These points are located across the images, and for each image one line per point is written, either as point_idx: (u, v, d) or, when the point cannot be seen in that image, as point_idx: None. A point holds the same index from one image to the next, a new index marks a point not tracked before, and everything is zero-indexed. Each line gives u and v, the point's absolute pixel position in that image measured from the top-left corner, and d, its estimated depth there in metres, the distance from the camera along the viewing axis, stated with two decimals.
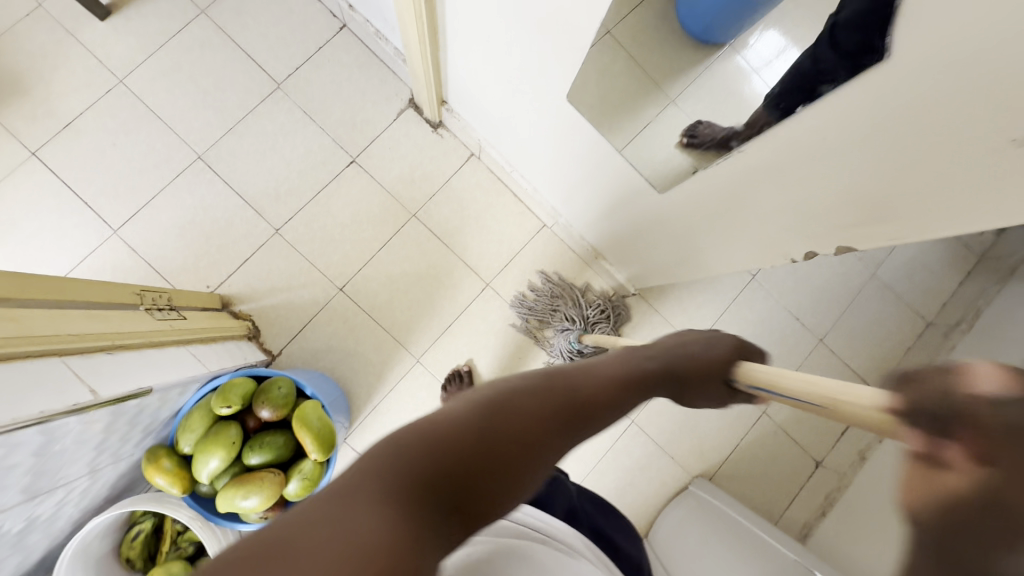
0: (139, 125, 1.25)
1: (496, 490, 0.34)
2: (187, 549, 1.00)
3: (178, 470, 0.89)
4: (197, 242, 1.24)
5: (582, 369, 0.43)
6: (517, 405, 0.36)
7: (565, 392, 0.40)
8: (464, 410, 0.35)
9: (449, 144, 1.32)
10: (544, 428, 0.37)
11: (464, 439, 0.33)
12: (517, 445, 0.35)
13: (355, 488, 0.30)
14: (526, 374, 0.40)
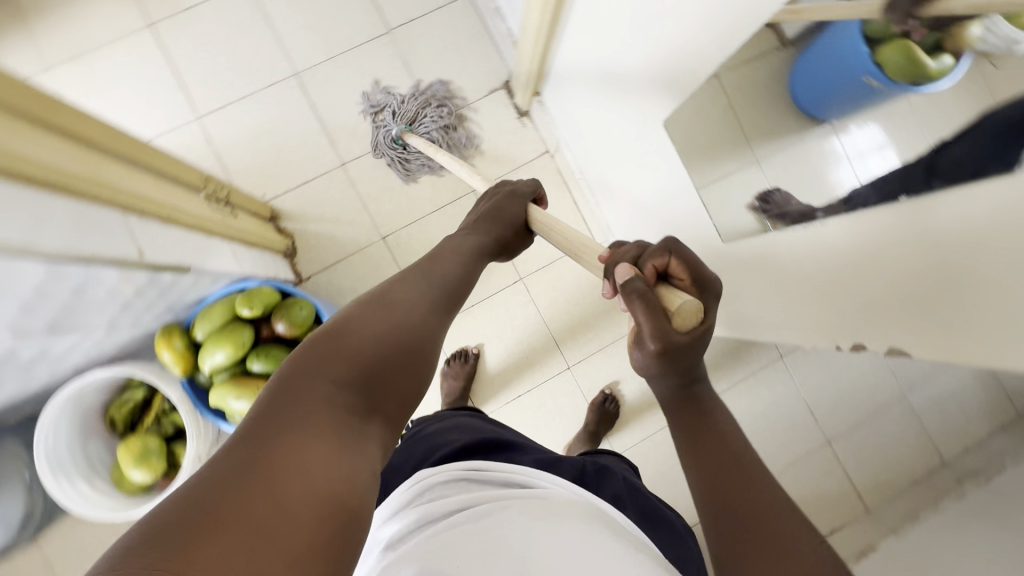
0: (251, 28, 1.30)
1: (396, 370, 0.47)
2: (167, 430, 1.00)
3: (185, 352, 0.92)
4: (267, 152, 1.28)
5: (434, 286, 0.59)
6: (355, 327, 0.48)
7: (425, 299, 0.56)
8: (350, 326, 0.48)
9: (528, 135, 1.33)
10: (412, 320, 0.52)
11: (360, 346, 0.46)
12: (378, 349, 0.47)
13: (264, 423, 0.37)
14: (391, 291, 0.55)
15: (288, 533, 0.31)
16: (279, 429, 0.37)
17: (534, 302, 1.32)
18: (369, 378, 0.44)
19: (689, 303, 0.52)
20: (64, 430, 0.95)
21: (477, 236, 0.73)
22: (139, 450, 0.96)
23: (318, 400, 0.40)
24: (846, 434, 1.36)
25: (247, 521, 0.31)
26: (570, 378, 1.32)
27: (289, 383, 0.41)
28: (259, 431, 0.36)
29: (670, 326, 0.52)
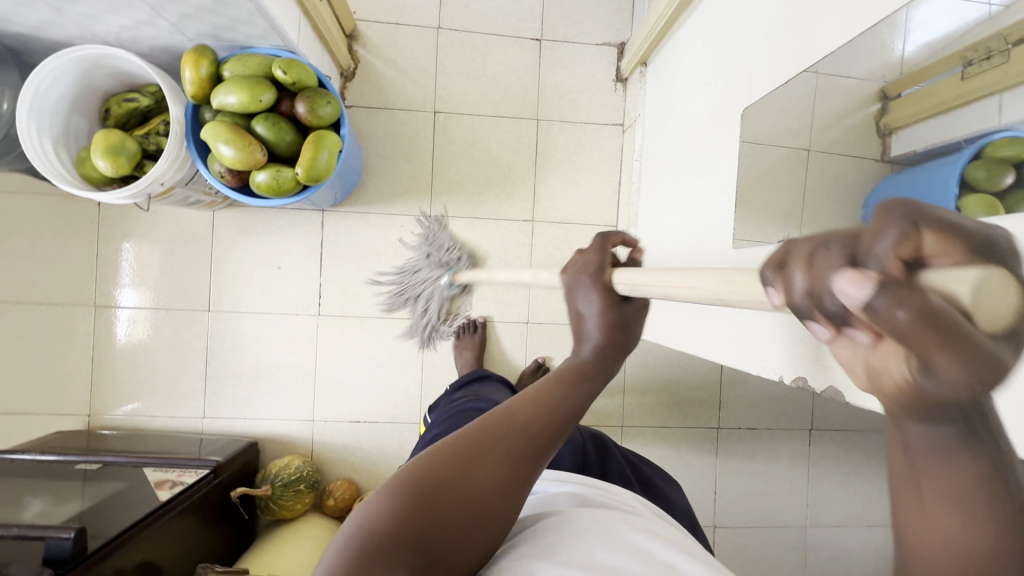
0: None
1: (461, 535, 0.38)
2: (151, 145, 0.98)
3: (206, 80, 0.91)
4: None
5: (532, 388, 0.42)
6: (528, 394, 0.41)
7: (539, 427, 0.40)
8: (438, 468, 0.38)
9: (614, 100, 1.32)
10: (502, 473, 0.39)
11: (443, 510, 0.37)
12: (535, 432, 0.40)
13: (430, 472, 0.38)
14: (503, 419, 0.40)
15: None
16: (435, 495, 0.37)
17: (532, 248, 1.30)
18: (525, 456, 0.39)
19: (990, 278, 0.19)
20: (61, 86, 0.95)
21: (591, 297, 0.45)
22: (114, 141, 0.93)
23: (459, 461, 0.38)
24: (732, 524, 1.36)
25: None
26: (523, 332, 1.30)
27: (455, 439, 0.40)
28: (405, 486, 0.37)
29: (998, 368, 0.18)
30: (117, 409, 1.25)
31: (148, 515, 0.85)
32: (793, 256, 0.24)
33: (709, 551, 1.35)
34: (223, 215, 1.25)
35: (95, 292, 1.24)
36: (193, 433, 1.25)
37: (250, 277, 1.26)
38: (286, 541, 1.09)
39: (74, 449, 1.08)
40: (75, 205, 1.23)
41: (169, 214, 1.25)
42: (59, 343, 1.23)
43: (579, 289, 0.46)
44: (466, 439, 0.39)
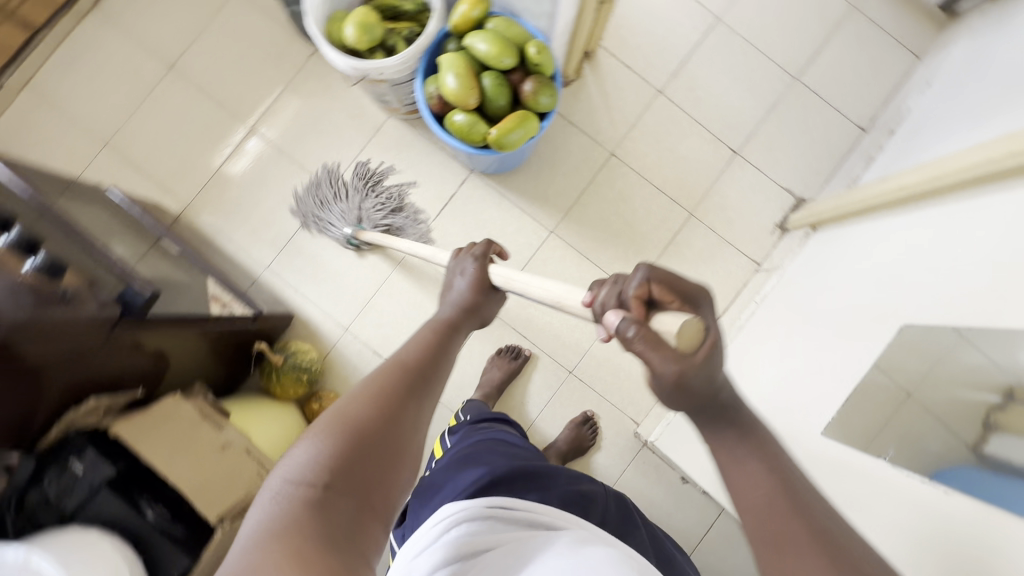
0: None
1: (384, 477, 0.48)
2: (388, 43, 1.07)
3: (473, 20, 0.99)
4: (641, 25, 1.35)
5: (408, 356, 0.59)
6: (403, 354, 0.59)
7: (412, 376, 0.56)
8: (350, 416, 0.49)
9: (766, 240, 1.33)
10: (400, 410, 0.52)
11: (361, 451, 0.47)
12: (414, 368, 0.57)
13: (346, 421, 0.49)
14: (378, 380, 0.54)
15: (350, 511, 0.44)
16: (362, 432, 0.48)
17: None
18: (415, 396, 0.54)
19: None
20: None
21: (461, 289, 0.71)
22: (368, 23, 1.02)
23: (377, 404, 0.51)
24: None
25: (334, 501, 0.44)
26: (562, 378, 1.31)
27: (362, 389, 0.53)
28: (336, 431, 0.48)
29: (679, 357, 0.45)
30: (208, 215, 1.34)
31: (197, 316, 0.90)
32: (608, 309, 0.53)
33: None
34: (393, 124, 1.34)
35: (258, 118, 1.35)
36: (249, 274, 1.31)
37: (379, 184, 1.34)
38: (263, 411, 1.11)
39: (163, 225, 1.16)
40: (294, 46, 1.35)
41: (354, 96, 1.35)
42: (204, 138, 1.34)
43: (456, 279, 0.73)
44: (374, 389, 0.53)
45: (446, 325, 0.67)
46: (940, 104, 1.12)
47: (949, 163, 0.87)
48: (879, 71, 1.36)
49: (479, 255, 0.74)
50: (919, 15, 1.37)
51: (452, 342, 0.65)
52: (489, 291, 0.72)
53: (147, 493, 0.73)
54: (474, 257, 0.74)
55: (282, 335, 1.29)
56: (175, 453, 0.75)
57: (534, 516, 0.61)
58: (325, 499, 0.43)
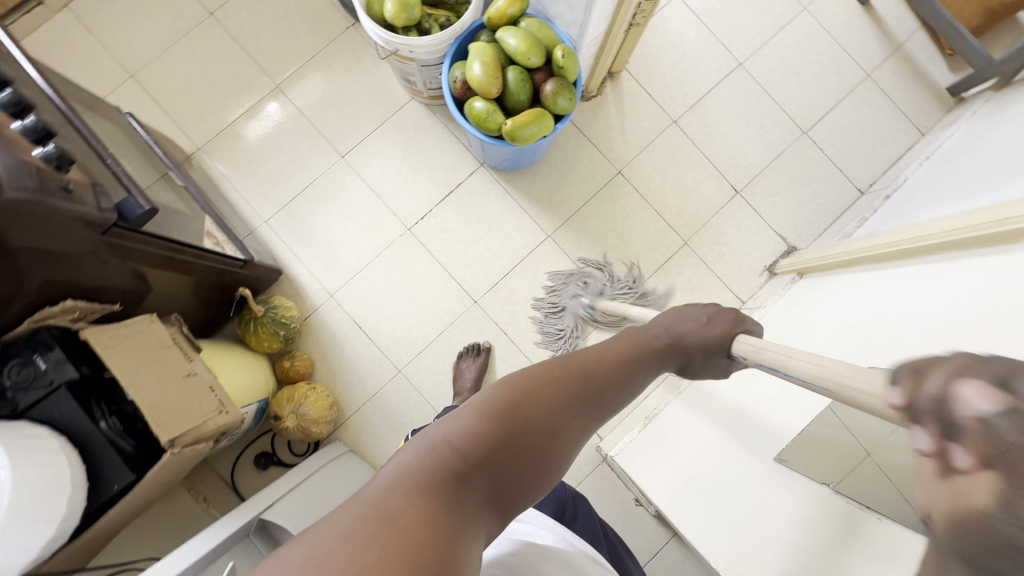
0: (771, 19, 1.44)
1: (526, 468, 0.42)
2: (423, 25, 1.11)
3: (509, 15, 1.03)
4: (667, 56, 1.41)
5: (597, 356, 0.51)
6: (588, 356, 0.50)
7: (596, 381, 0.48)
8: (523, 390, 0.44)
9: (753, 280, 1.36)
10: (571, 410, 0.44)
11: (514, 431, 0.41)
12: (600, 383, 0.48)
13: (511, 396, 0.43)
14: (556, 364, 0.47)
15: (482, 503, 0.39)
16: (528, 424, 0.42)
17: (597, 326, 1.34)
18: (591, 400, 0.46)
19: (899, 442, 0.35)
20: None
21: (687, 327, 0.65)
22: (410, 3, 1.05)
23: (553, 400, 0.44)
24: None
25: (470, 480, 0.39)
26: None
27: (546, 375, 0.45)
28: (496, 406, 0.42)
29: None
30: (217, 161, 1.35)
31: (187, 245, 0.91)
32: (933, 369, 0.34)
33: None
34: (415, 106, 1.38)
35: (285, 77, 1.38)
36: (247, 225, 1.32)
37: (390, 161, 1.37)
38: (234, 357, 1.11)
39: (172, 159, 1.17)
40: (333, 16, 1.40)
41: (382, 73, 1.39)
42: (229, 87, 1.37)
43: (700, 316, 0.67)
44: (558, 382, 0.45)
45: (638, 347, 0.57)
46: (935, 176, 1.17)
47: (934, 226, 0.90)
48: (884, 140, 1.42)
49: (716, 309, 0.69)
50: (929, 95, 1.44)
51: (647, 367, 0.55)
52: (723, 360, 0.67)
53: (104, 402, 0.73)
54: (713, 310, 0.68)
55: (267, 289, 1.29)
56: (140, 370, 0.75)
57: None
58: (460, 476, 0.39)
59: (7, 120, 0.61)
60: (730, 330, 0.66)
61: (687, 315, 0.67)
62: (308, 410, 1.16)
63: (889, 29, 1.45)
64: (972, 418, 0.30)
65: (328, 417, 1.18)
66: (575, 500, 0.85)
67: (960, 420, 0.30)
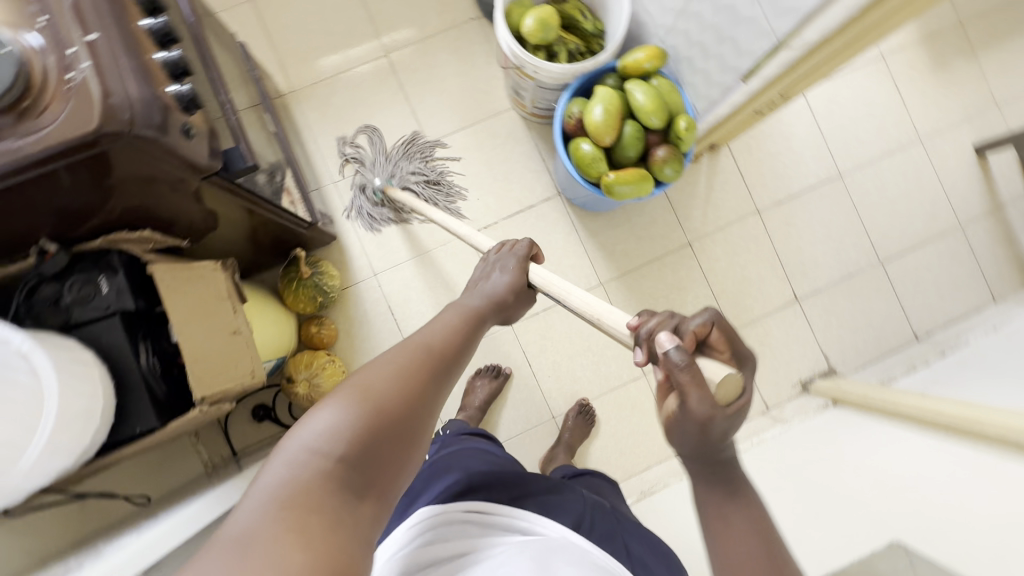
0: (884, 141, 1.41)
1: (397, 451, 0.43)
2: (553, 49, 1.09)
3: (645, 69, 1.00)
4: (772, 146, 1.38)
5: (434, 339, 0.54)
6: (422, 338, 0.53)
7: (432, 358, 0.50)
8: (376, 377, 0.45)
9: (784, 389, 1.35)
10: (418, 387, 0.46)
11: (381, 418, 0.42)
12: (440, 352, 0.52)
13: (369, 391, 0.43)
14: (398, 355, 0.48)
15: (362, 497, 0.39)
16: (388, 409, 0.43)
17: (618, 385, 1.32)
18: (430, 371, 0.49)
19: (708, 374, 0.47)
20: None
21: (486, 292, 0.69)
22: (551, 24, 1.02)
23: (401, 378, 0.46)
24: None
25: (349, 473, 0.39)
26: (543, 417, 1.30)
27: (389, 366, 0.47)
28: (354, 398, 0.42)
29: (712, 403, 0.45)
30: (306, 109, 1.34)
31: (265, 201, 0.89)
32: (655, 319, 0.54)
33: None
34: (512, 115, 1.36)
35: (395, 47, 1.36)
36: (315, 180, 1.31)
37: (472, 162, 1.35)
38: (268, 310, 1.10)
39: (268, 100, 1.16)
40: (461, 3, 1.37)
41: (491, 74, 1.37)
42: (339, 39, 1.35)
43: (495, 273, 0.74)
44: (407, 367, 0.47)
45: (474, 319, 0.61)
46: (999, 352, 1.15)
47: (998, 414, 0.87)
48: (956, 294, 1.39)
49: (519, 258, 0.76)
50: (1013, 263, 1.41)
51: (474, 337, 0.59)
52: (526, 289, 0.75)
53: (148, 340, 0.72)
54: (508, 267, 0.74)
55: (316, 250, 1.28)
56: (191, 317, 0.74)
57: (513, 520, 0.62)
58: (331, 482, 0.38)
59: (153, 50, 0.60)
60: (518, 275, 0.72)
61: (503, 273, 0.73)
62: (323, 382, 1.15)
63: (996, 187, 1.42)
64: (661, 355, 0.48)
65: None
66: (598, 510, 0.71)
67: (659, 365, 0.49)
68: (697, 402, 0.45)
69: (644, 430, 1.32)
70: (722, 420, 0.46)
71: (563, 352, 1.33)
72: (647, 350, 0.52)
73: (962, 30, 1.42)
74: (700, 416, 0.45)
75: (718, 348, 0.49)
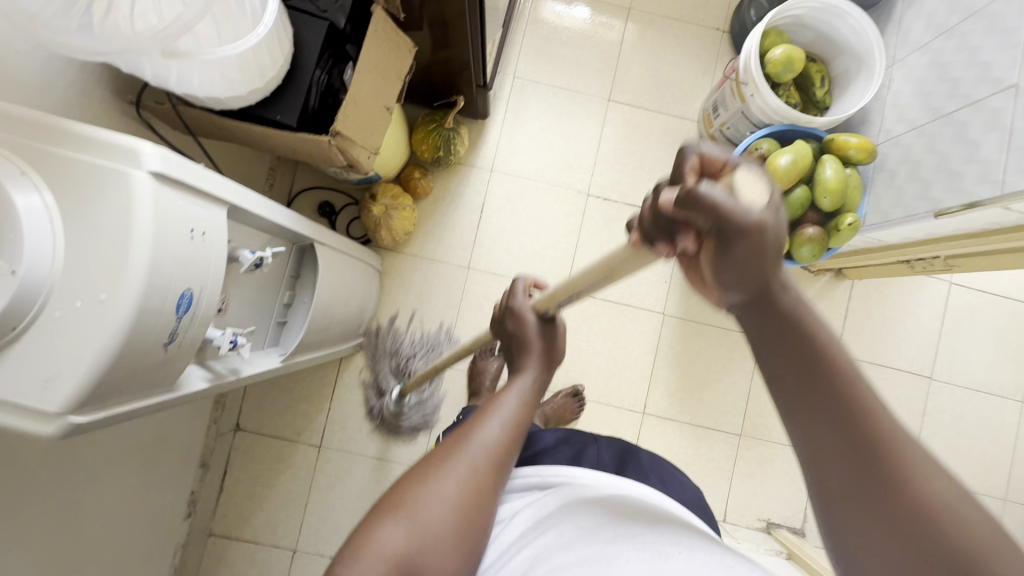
0: (990, 378, 1.35)
1: (444, 573, 0.42)
2: (779, 89, 1.09)
3: (848, 156, 1.00)
4: (890, 311, 1.35)
5: (499, 424, 0.50)
6: (475, 427, 0.49)
7: (488, 460, 0.47)
8: (426, 493, 0.44)
9: (750, 515, 1.31)
10: (466, 500, 0.45)
11: (421, 548, 0.41)
12: (497, 457, 0.48)
13: (415, 516, 0.42)
14: (449, 460, 0.46)
15: None
16: (435, 536, 0.42)
17: (614, 404, 1.32)
18: (482, 480, 0.46)
19: (752, 182, 0.32)
20: (845, 31, 1.08)
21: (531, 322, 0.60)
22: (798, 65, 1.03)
23: (456, 497, 0.44)
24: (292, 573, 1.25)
25: None
26: None
27: (447, 482, 0.45)
28: (400, 524, 0.42)
29: (742, 221, 0.32)
30: (535, 7, 1.38)
31: (479, 34, 0.93)
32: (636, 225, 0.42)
33: (254, 524, 1.24)
34: (691, 128, 1.37)
35: (639, 9, 1.39)
36: (501, 65, 1.36)
37: (632, 141, 1.37)
38: (401, 130, 1.15)
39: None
40: (718, 11, 1.39)
41: (699, 84, 1.38)
42: None
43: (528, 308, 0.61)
44: (470, 487, 0.45)
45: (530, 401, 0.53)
46: None
47: None
48: None
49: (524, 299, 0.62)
50: None
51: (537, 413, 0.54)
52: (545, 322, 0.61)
53: (330, 60, 0.76)
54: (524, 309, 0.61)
55: (461, 118, 1.33)
56: (373, 69, 0.78)
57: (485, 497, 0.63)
58: None
59: None
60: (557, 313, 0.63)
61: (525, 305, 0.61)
62: (395, 218, 1.20)
63: None
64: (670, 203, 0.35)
65: (399, 236, 1.23)
66: (597, 442, 0.76)
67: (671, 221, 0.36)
68: (734, 237, 0.32)
69: None
70: (758, 254, 0.33)
71: (591, 344, 1.33)
72: (646, 212, 0.38)
73: None
74: (741, 235, 0.32)
75: (714, 159, 0.34)
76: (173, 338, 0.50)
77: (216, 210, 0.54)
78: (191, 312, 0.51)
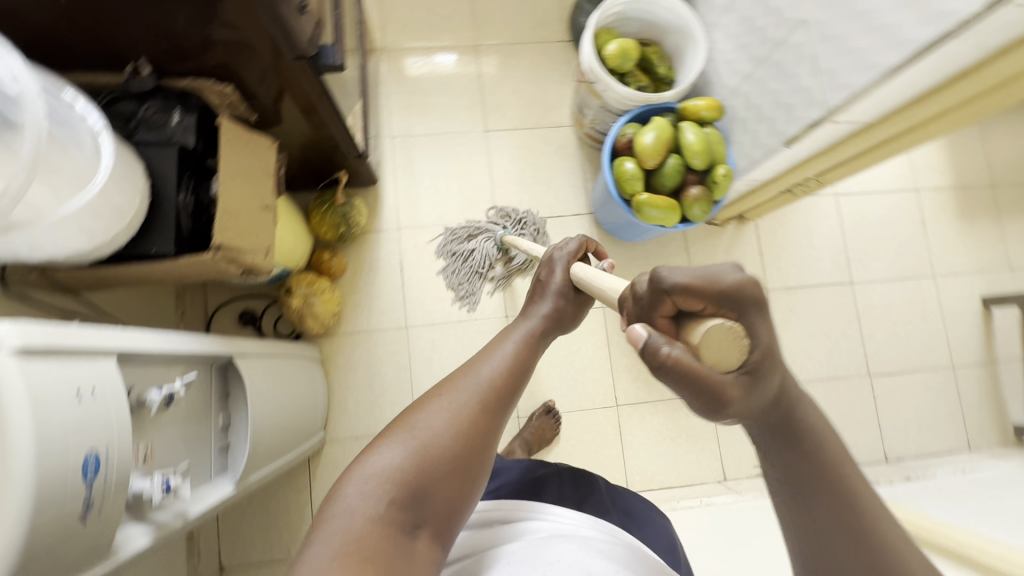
0: (900, 264, 1.47)
1: (443, 489, 0.45)
2: (626, 78, 1.19)
3: (703, 116, 1.09)
4: (796, 235, 1.45)
5: (499, 361, 0.53)
6: (478, 364, 0.52)
7: (488, 392, 0.49)
8: (428, 417, 0.47)
9: (745, 465, 1.34)
10: (464, 429, 0.47)
11: (422, 465, 0.44)
12: (498, 390, 0.50)
13: (415, 441, 0.45)
14: (450, 393, 0.49)
15: (419, 520, 0.44)
16: (438, 456, 0.45)
17: (587, 407, 1.34)
18: (481, 409, 0.49)
19: (720, 345, 0.35)
20: (663, 14, 1.19)
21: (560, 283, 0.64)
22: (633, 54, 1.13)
23: (455, 427, 0.47)
24: None
25: (393, 519, 0.42)
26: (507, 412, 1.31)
27: (445, 413, 0.47)
28: (400, 447, 0.45)
29: (714, 395, 0.35)
30: (391, 68, 1.44)
31: (336, 111, 0.97)
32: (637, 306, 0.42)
33: None
34: (568, 132, 1.46)
35: (486, 42, 1.48)
36: (377, 129, 1.41)
37: (521, 160, 1.44)
38: (296, 219, 1.15)
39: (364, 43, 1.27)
40: (557, 25, 1.50)
41: (561, 92, 1.48)
42: (440, 20, 1.48)
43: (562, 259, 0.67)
44: (466, 416, 0.47)
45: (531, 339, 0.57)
46: (967, 492, 1.16)
47: None
48: (934, 428, 1.40)
49: (568, 255, 0.67)
50: (995, 419, 1.42)
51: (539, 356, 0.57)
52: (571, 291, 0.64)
53: (192, 181, 0.77)
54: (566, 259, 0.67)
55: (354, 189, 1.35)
56: (238, 175, 0.79)
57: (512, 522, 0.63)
58: (384, 524, 0.42)
59: None
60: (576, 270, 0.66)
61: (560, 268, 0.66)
62: (317, 304, 1.19)
63: (994, 341, 1.44)
64: (654, 341, 0.36)
65: (327, 321, 1.22)
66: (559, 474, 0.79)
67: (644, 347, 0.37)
68: (706, 390, 0.35)
69: (599, 459, 1.32)
70: (743, 398, 0.36)
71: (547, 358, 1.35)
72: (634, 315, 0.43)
73: (999, 192, 1.49)
74: (710, 395, 0.35)
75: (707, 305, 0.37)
76: (90, 506, 0.47)
77: (101, 363, 0.52)
78: (103, 471, 0.49)
